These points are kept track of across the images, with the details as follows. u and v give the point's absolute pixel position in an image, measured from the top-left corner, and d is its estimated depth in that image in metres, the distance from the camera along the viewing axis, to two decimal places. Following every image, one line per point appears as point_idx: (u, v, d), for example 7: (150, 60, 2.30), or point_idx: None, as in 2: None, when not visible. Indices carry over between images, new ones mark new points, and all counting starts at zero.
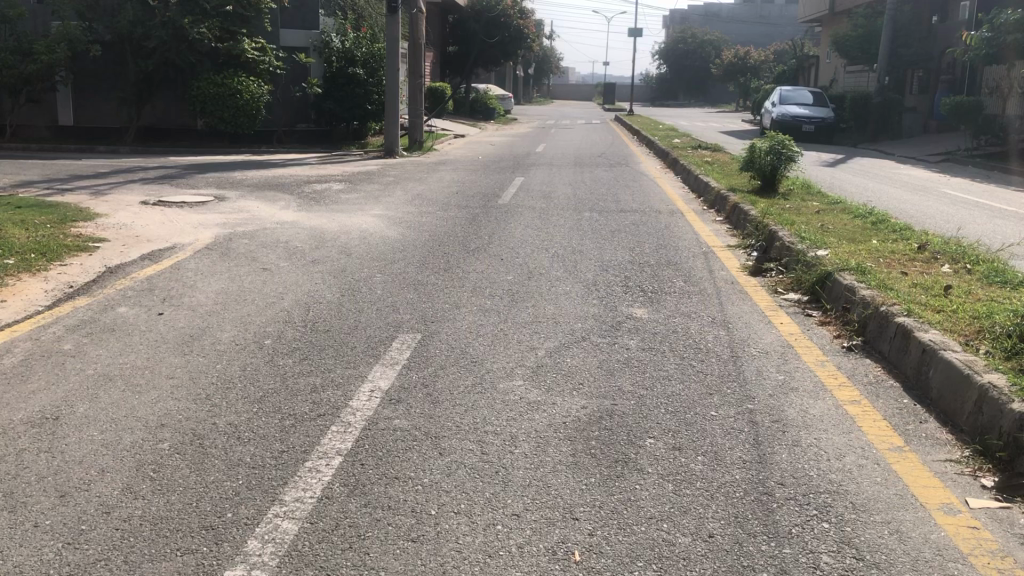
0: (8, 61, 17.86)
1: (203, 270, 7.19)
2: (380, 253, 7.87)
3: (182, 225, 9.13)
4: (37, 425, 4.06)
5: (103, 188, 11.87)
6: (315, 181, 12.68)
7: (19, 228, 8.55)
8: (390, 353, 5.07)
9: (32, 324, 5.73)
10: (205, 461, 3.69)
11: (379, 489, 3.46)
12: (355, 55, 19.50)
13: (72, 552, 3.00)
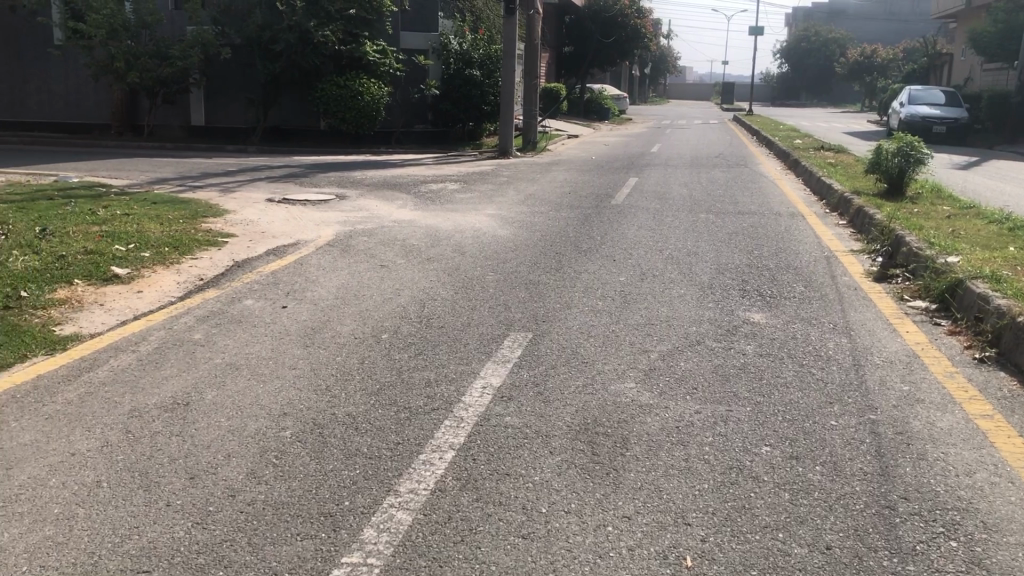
0: (147, 64, 18.83)
1: (324, 266, 7.43)
2: (494, 252, 7.95)
3: (305, 223, 9.44)
4: (169, 410, 4.28)
5: (232, 185, 12.40)
6: (431, 181, 12.92)
7: (154, 223, 9.01)
8: (502, 351, 5.13)
9: (167, 313, 6.05)
10: (324, 449, 3.82)
11: (490, 485, 3.50)
12: (473, 57, 20.10)
13: (201, 532, 3.15)
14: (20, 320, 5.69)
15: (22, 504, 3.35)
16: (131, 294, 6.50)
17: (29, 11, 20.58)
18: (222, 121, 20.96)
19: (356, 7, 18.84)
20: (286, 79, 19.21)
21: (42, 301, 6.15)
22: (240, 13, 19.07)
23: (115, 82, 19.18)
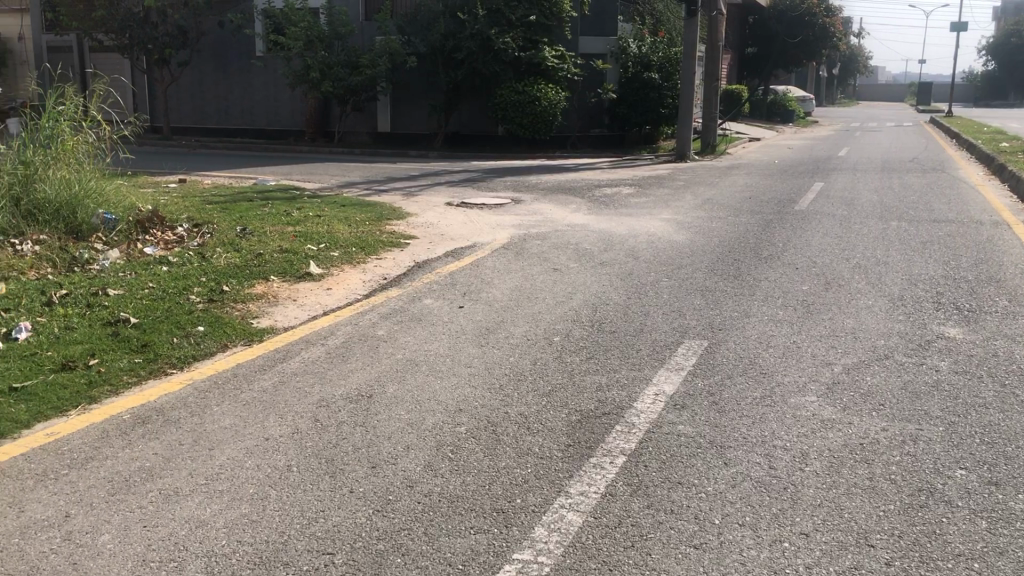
0: (339, 74, 19.86)
1: (500, 268, 7.58)
2: (669, 258, 7.85)
3: (482, 226, 9.67)
4: (354, 401, 4.50)
5: (414, 189, 12.86)
6: (606, 185, 12.92)
7: (342, 225, 9.51)
8: (675, 358, 5.06)
9: (352, 310, 6.36)
10: (498, 447, 3.90)
11: (662, 493, 3.46)
12: (651, 60, 20.02)
13: (381, 519, 3.29)
14: (223, 312, 6.16)
15: (222, 483, 3.61)
16: (321, 291, 6.89)
17: (236, 26, 22.16)
18: (406, 128, 21.80)
19: (536, 14, 19.10)
20: (467, 85, 19.72)
21: (242, 295, 6.63)
22: (425, 23, 19.74)
23: (309, 91, 20.33)
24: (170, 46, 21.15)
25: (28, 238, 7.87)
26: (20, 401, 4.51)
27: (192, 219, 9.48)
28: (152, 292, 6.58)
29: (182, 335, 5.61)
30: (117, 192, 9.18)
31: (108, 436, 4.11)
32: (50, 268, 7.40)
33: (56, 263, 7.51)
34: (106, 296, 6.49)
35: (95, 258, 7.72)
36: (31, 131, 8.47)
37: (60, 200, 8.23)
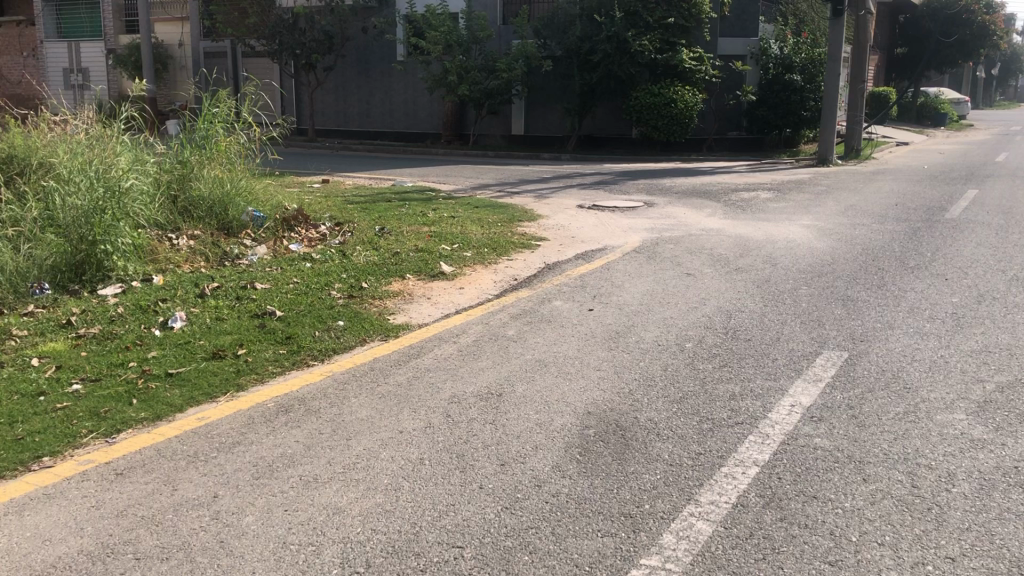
0: (476, 77, 20.19)
1: (631, 272, 7.53)
2: (807, 265, 7.62)
3: (613, 229, 9.63)
4: (485, 398, 4.58)
5: (547, 191, 12.92)
6: (743, 190, 12.62)
7: (476, 226, 9.67)
8: (814, 369, 4.90)
9: (484, 310, 6.45)
10: (626, 452, 3.88)
11: (796, 506, 3.36)
12: (794, 61, 19.46)
13: (509, 516, 3.33)
14: (361, 308, 6.37)
15: (358, 472, 3.75)
16: (454, 290, 7.02)
17: (378, 31, 22.87)
18: (540, 130, 21.95)
19: (675, 16, 18.89)
20: (602, 88, 19.69)
21: (379, 292, 6.84)
22: (562, 25, 19.82)
23: (446, 94, 20.76)
24: (317, 51, 21.99)
25: (184, 233, 8.36)
26: (175, 386, 4.81)
27: (333, 218, 9.85)
28: (295, 288, 6.87)
29: (322, 329, 5.84)
30: (265, 192, 9.64)
31: (254, 423, 4.33)
32: (203, 262, 7.85)
33: (209, 257, 7.95)
34: (253, 290, 6.83)
35: (243, 254, 8.13)
36: (189, 133, 9.01)
37: (213, 198, 8.70)
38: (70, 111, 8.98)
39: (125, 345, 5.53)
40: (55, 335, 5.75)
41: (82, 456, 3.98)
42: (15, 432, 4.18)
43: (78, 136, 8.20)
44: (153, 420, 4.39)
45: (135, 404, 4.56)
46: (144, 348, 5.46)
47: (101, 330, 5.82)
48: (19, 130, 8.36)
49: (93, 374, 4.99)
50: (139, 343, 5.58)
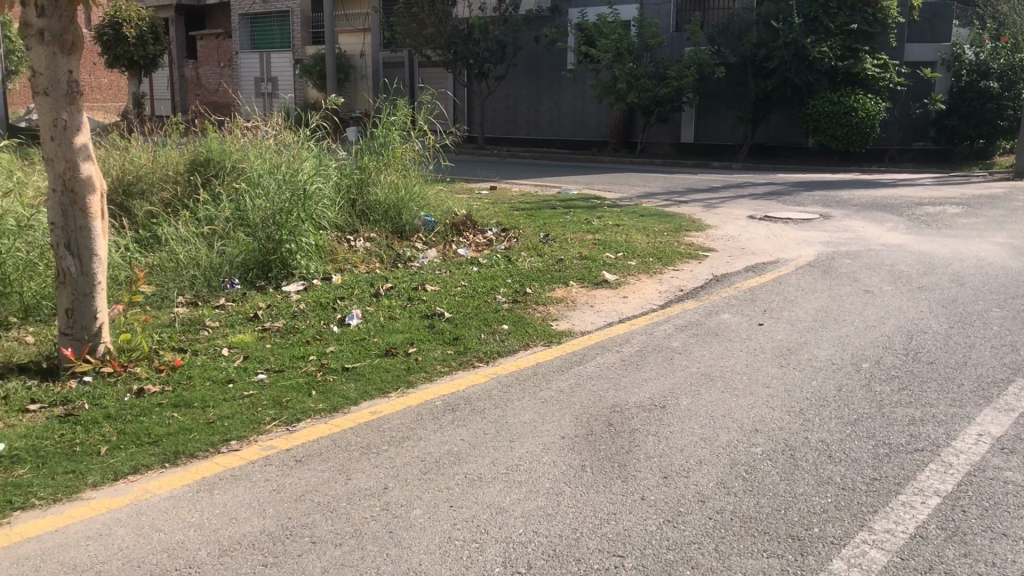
0: (646, 85, 20.07)
1: (804, 287, 7.27)
2: (1000, 286, 7.12)
3: (786, 241, 9.33)
4: (648, 409, 4.55)
5: (716, 202, 12.66)
6: (929, 204, 11.92)
7: (643, 234, 9.61)
8: (1004, 397, 4.57)
9: (649, 319, 6.41)
10: (795, 472, 3.76)
11: (982, 542, 3.15)
12: (991, 67, 18.21)
13: (671, 530, 3.30)
14: (525, 313, 6.47)
15: (521, 474, 3.81)
16: (618, 298, 7.02)
17: (551, 40, 23.14)
18: (710, 139, 21.54)
19: (858, 21, 18.20)
20: (778, 96, 19.09)
21: (544, 298, 6.92)
22: (737, 32, 19.42)
23: (616, 102, 20.74)
24: (489, 60, 22.56)
25: (361, 235, 8.75)
26: (350, 380, 5.05)
27: (500, 224, 10.04)
28: (464, 290, 7.07)
29: (488, 332, 5.97)
30: (436, 197, 9.95)
31: (423, 419, 4.48)
32: (377, 263, 8.20)
33: (382, 259, 8.29)
34: (423, 291, 7.07)
35: (415, 257, 8.44)
36: (367, 140, 9.43)
37: (389, 202, 9.07)
38: (260, 118, 9.57)
39: (305, 340, 5.85)
40: (243, 327, 6.15)
41: (266, 442, 4.25)
42: (207, 415, 4.51)
43: (268, 141, 8.72)
44: (330, 412, 4.63)
45: (314, 395, 4.82)
46: (322, 343, 5.76)
47: (284, 325, 6.18)
48: (216, 135, 9.00)
49: (277, 365, 5.31)
50: (318, 338, 5.89)
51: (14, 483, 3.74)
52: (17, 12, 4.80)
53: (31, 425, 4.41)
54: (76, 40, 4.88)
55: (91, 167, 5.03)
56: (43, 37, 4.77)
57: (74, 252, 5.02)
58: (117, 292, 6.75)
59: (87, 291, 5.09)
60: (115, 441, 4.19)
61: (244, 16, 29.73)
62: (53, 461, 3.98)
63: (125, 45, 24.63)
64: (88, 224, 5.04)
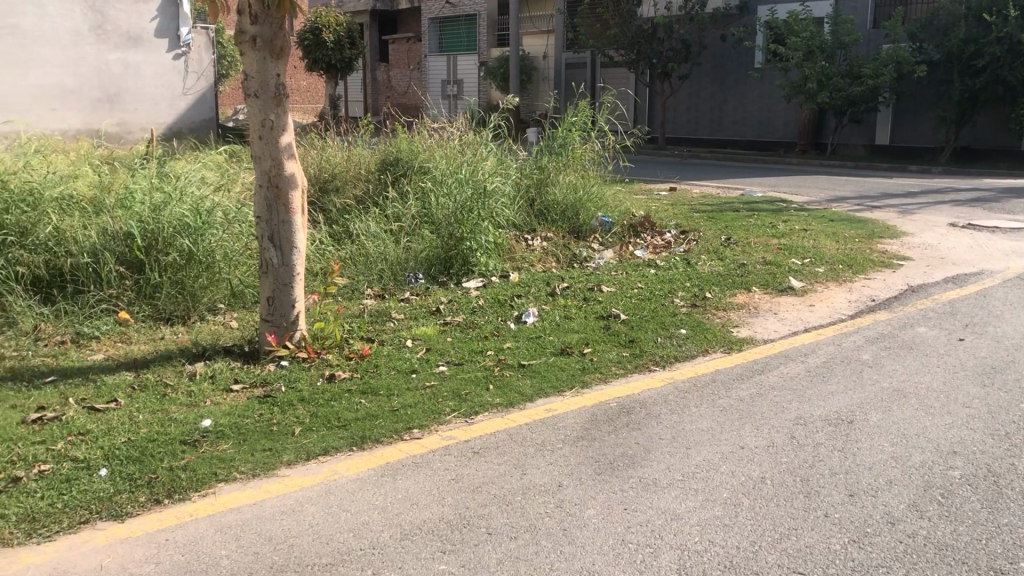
0: (839, 84, 19.20)
1: (1013, 301, 6.73)
2: None
3: (993, 252, 8.66)
4: (834, 424, 4.35)
5: (913, 208, 11.92)
6: None
7: (832, 241, 9.21)
8: None
9: (836, 330, 6.13)
10: (999, 500, 3.49)
11: None
12: None
13: (857, 551, 3.14)
14: (704, 318, 6.34)
15: (698, 482, 3.74)
16: (804, 306, 6.76)
17: (738, 39, 22.56)
18: (908, 141, 20.34)
19: None
20: (986, 96, 17.75)
21: (724, 303, 6.76)
22: (943, 27, 18.24)
23: (806, 102, 19.96)
24: (674, 60, 22.22)
25: (539, 234, 8.87)
26: (526, 377, 5.13)
27: (679, 226, 9.89)
28: (641, 293, 7.02)
29: (665, 336, 5.90)
30: (614, 198, 9.96)
31: (597, 420, 4.49)
32: (554, 263, 8.27)
33: (560, 259, 8.36)
34: (600, 292, 7.09)
35: (591, 257, 8.46)
36: (548, 140, 9.59)
37: (567, 202, 9.13)
38: (447, 118, 9.88)
39: (484, 335, 5.99)
40: (426, 321, 6.37)
41: (445, 432, 4.39)
42: (392, 403, 4.71)
43: (453, 142, 9.00)
44: (507, 406, 4.72)
45: (492, 389, 4.93)
46: (500, 339, 5.88)
47: (463, 319, 6.36)
48: (406, 135, 9.38)
49: (457, 359, 5.48)
50: (496, 334, 6.02)
51: (219, 456, 4.05)
52: (234, 20, 5.17)
53: (233, 404, 4.76)
54: (284, 46, 5.19)
55: (293, 165, 5.35)
56: (255, 43, 5.12)
57: (276, 244, 5.37)
58: (313, 283, 7.15)
59: (286, 282, 5.42)
60: (307, 423, 4.44)
61: (433, 20, 30.73)
62: (253, 438, 4.27)
63: (324, 49, 26.04)
64: (289, 218, 5.37)
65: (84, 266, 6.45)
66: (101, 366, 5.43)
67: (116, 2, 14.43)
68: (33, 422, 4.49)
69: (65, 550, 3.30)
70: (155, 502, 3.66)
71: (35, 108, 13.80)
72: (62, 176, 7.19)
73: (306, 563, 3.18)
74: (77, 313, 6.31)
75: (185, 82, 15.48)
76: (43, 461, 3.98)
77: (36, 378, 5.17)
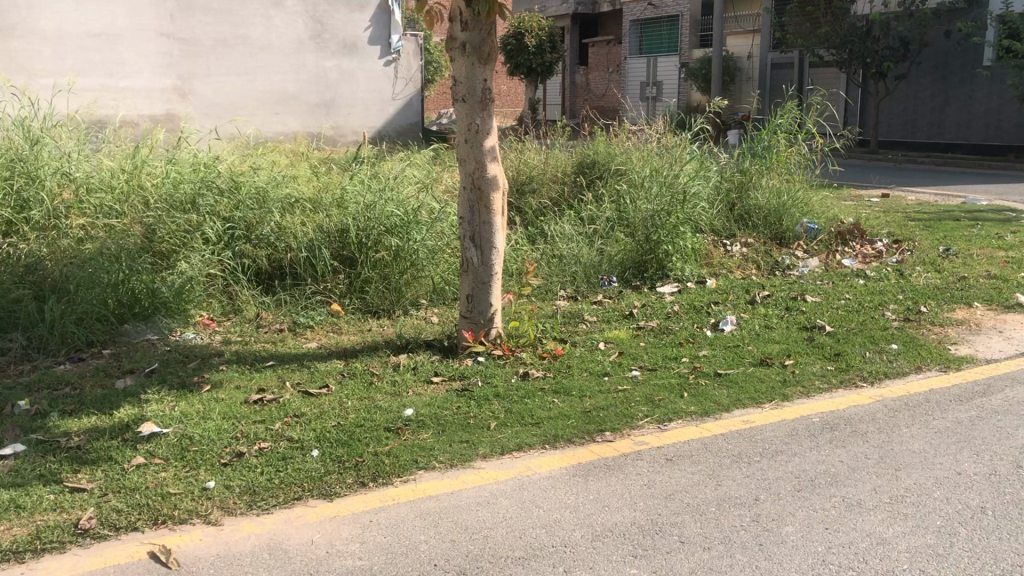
0: None
1: None
2: None
3: None
4: None
5: None
6: None
7: None
8: None
9: None
10: None
11: None
12: None
13: None
14: (918, 334, 5.94)
15: (907, 507, 3.52)
16: None
17: (964, 35, 20.98)
18: None
19: None
20: None
21: (941, 318, 6.31)
22: None
23: None
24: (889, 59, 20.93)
25: (738, 240, 8.65)
26: (723, 386, 5.00)
27: (892, 235, 9.32)
28: (848, 304, 6.68)
29: (874, 350, 5.59)
30: (821, 204, 9.54)
31: (798, 435, 4.31)
32: (754, 270, 8.03)
33: (761, 266, 8.11)
34: (803, 301, 6.81)
35: (794, 265, 8.14)
36: (751, 143, 9.34)
37: (769, 207, 8.84)
38: (646, 121, 9.83)
39: (678, 341, 5.90)
40: (619, 324, 6.36)
41: (638, 437, 4.37)
42: (585, 404, 4.74)
43: (653, 145, 8.94)
44: (702, 415, 4.63)
45: (686, 397, 4.85)
46: (696, 346, 5.78)
47: (658, 324, 6.29)
48: (603, 139, 9.41)
49: (650, 364, 5.43)
50: (691, 341, 5.91)
51: (419, 445, 4.22)
52: (446, 27, 5.38)
53: (433, 396, 4.94)
54: (492, 51, 5.33)
55: (496, 167, 5.48)
56: (465, 49, 5.29)
57: (476, 244, 5.53)
58: (510, 283, 7.30)
59: (485, 280, 5.57)
60: (503, 418, 4.55)
61: (635, 22, 30.60)
62: (451, 429, 4.42)
63: (526, 53, 26.53)
64: (490, 219, 5.51)
65: (301, 259, 6.91)
66: (315, 353, 5.80)
67: (335, 12, 15.14)
68: (254, 402, 4.86)
69: (281, 523, 3.56)
70: (360, 484, 3.87)
71: (260, 111, 14.80)
72: (285, 176, 7.73)
73: (499, 555, 3.26)
74: (294, 303, 6.76)
75: (393, 87, 15.98)
76: (262, 439, 4.30)
77: (257, 362, 5.60)
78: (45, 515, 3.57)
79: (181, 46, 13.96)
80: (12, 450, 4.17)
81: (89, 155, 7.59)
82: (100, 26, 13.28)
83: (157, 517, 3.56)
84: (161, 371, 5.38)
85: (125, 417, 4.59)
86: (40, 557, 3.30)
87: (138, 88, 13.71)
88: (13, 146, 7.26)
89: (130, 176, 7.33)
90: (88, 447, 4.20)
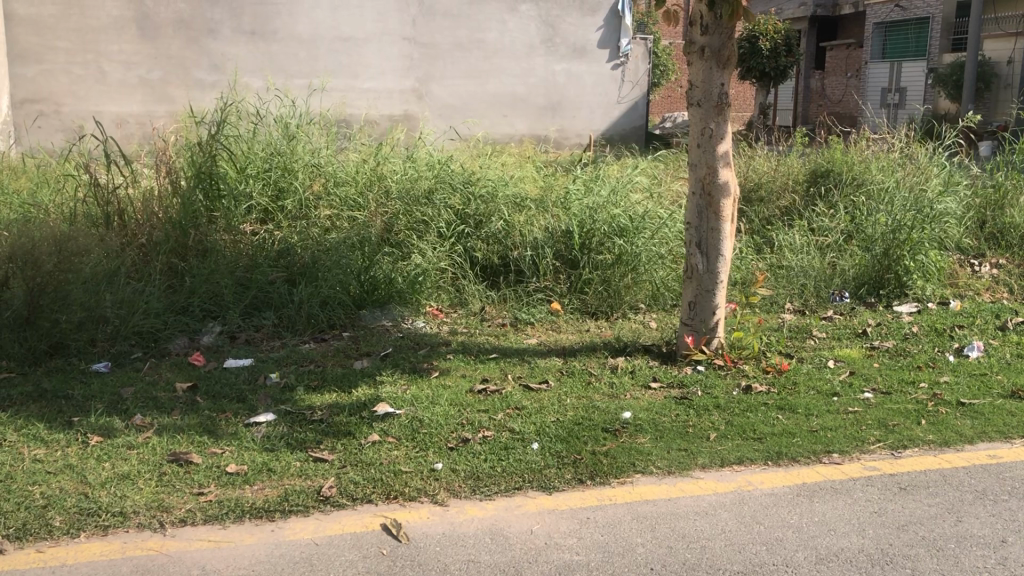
0: None
1: None
2: None
3: None
4: None
5: None
6: None
7: None
8: None
9: None
10: None
11: None
12: None
13: None
14: None
15: None
16: None
17: None
18: None
19: None
20: None
21: None
22: None
23: None
24: None
25: (988, 260, 7.97)
26: (967, 417, 4.64)
27: None
28: None
29: None
30: None
31: None
32: (1005, 293, 7.38)
33: (1013, 290, 7.43)
34: None
35: None
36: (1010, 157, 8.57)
37: None
38: (889, 128, 9.28)
39: (916, 365, 5.54)
40: (851, 343, 6.05)
41: (869, 462, 4.15)
42: (811, 423, 4.56)
43: (895, 155, 8.44)
44: (941, 445, 4.32)
45: (924, 424, 4.54)
46: (936, 371, 5.40)
47: (895, 346, 5.93)
48: (840, 146, 8.98)
49: (884, 387, 5.12)
50: (931, 365, 5.53)
51: (637, 448, 4.23)
52: (684, 31, 5.32)
53: (651, 401, 4.93)
54: (731, 55, 5.21)
55: (729, 173, 5.36)
56: (704, 53, 5.21)
57: (704, 251, 5.44)
58: (733, 293, 7.12)
59: (710, 288, 5.48)
60: (723, 430, 4.47)
61: (880, 24, 28.84)
62: (670, 436, 4.39)
63: (759, 57, 25.63)
64: (719, 225, 5.40)
65: (526, 257, 7.09)
66: (536, 350, 5.95)
67: (567, 16, 15.21)
68: (479, 392, 5.06)
69: (503, 510, 3.69)
70: (579, 481, 3.94)
71: (491, 113, 15.18)
72: (512, 176, 8.00)
73: (717, 567, 3.21)
74: (518, 300, 6.94)
75: (619, 90, 15.74)
76: (486, 428, 4.48)
77: (481, 354, 5.83)
78: (293, 480, 3.90)
79: (420, 50, 14.55)
80: (265, 417, 4.59)
81: (337, 152, 8.11)
82: (350, 30, 14.12)
83: (390, 492, 3.80)
84: (394, 355, 5.72)
85: (363, 395, 4.93)
86: (288, 517, 3.62)
87: (381, 89, 14.49)
88: (272, 141, 7.86)
89: (373, 170, 7.78)
90: (330, 421, 4.55)
